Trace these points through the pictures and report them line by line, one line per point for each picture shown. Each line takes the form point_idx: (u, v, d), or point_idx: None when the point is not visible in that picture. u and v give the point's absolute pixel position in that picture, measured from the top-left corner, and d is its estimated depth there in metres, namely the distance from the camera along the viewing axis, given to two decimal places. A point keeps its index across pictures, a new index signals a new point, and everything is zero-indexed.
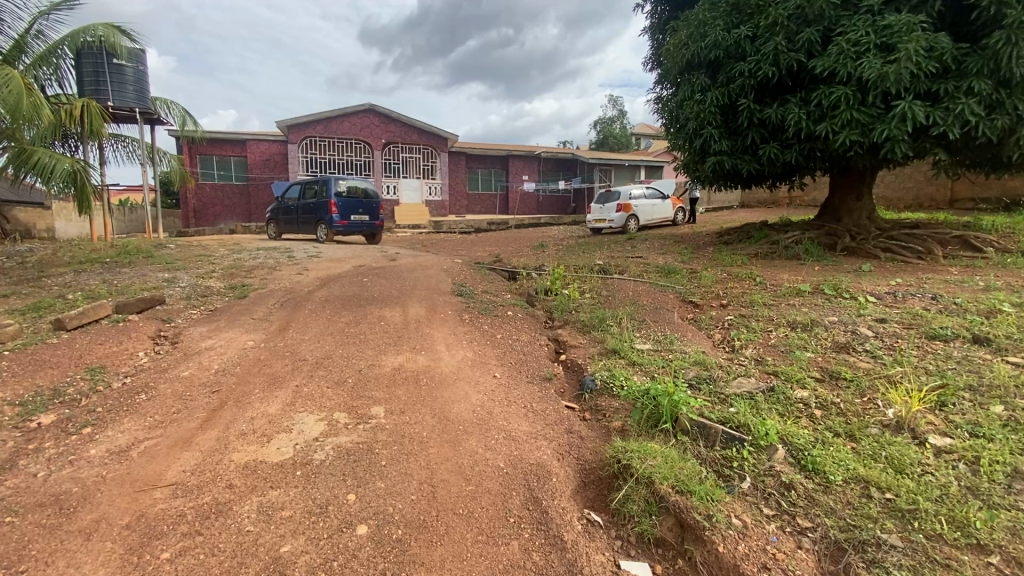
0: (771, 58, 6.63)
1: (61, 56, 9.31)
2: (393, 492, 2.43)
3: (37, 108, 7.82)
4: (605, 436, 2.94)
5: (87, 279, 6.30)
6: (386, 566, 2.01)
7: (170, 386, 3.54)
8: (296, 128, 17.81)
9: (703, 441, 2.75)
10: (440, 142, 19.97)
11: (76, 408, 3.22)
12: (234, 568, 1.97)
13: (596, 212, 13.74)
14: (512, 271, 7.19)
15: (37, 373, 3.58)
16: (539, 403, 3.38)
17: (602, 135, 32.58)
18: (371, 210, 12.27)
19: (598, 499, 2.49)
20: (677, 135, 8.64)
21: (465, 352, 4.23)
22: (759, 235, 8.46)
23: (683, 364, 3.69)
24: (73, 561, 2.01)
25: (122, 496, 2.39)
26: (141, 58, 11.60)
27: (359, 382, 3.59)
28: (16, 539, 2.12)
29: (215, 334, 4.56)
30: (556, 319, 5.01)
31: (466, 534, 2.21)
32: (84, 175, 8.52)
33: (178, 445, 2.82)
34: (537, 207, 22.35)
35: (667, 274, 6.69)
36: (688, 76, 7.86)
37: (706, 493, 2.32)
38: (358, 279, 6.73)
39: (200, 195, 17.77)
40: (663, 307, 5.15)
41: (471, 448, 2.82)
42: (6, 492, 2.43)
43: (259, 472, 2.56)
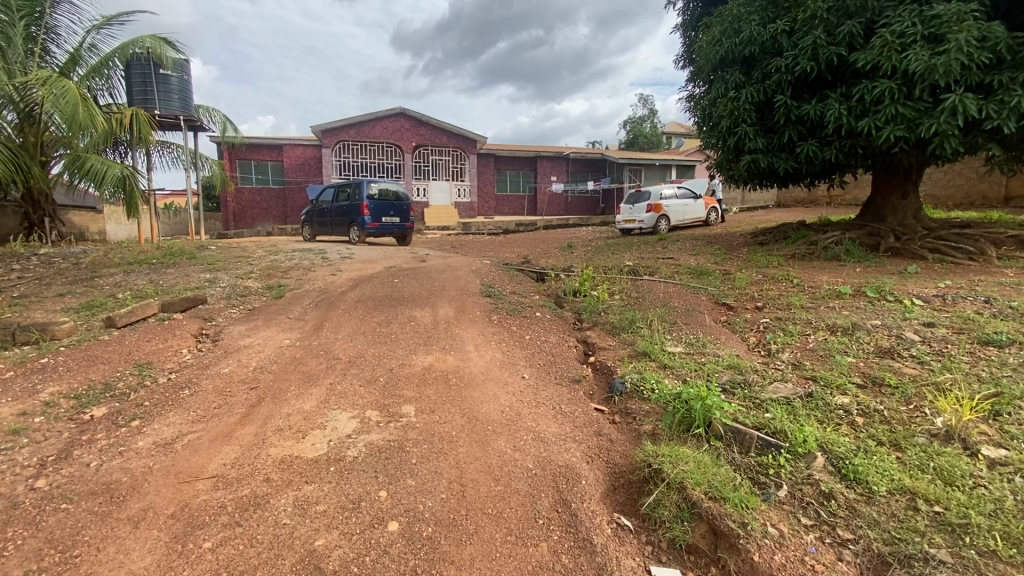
0: (809, 52, 6.42)
1: (112, 67, 9.75)
2: (424, 490, 2.45)
3: (93, 118, 8.30)
4: (635, 439, 2.90)
5: (136, 279, 6.64)
6: (417, 563, 2.03)
7: (212, 382, 3.68)
8: (330, 132, 18.32)
9: (737, 447, 2.68)
10: (470, 144, 20.12)
11: (124, 402, 3.39)
12: (271, 559, 2.03)
13: (626, 213, 13.58)
14: (541, 271, 7.22)
15: (91, 367, 3.78)
16: (569, 404, 3.38)
17: (632, 134, 32.21)
18: (402, 212, 12.51)
19: (628, 503, 2.45)
20: (710, 134, 8.45)
21: (493, 352, 4.24)
22: (797, 236, 8.20)
23: (716, 367, 3.61)
24: (123, 547, 2.11)
25: (168, 487, 2.50)
26: (186, 68, 12.11)
27: (391, 380, 3.66)
28: (71, 525, 2.25)
29: (253, 333, 4.71)
30: (585, 320, 4.98)
31: (496, 533, 2.21)
32: (132, 180, 8.91)
33: (219, 439, 2.93)
34: (565, 207, 22.25)
35: (700, 275, 6.57)
36: (721, 73, 7.72)
37: (741, 499, 2.27)
38: (390, 279, 6.89)
39: (239, 199, 18.43)
40: (696, 309, 5.06)
41: (500, 449, 2.83)
42: (63, 479, 2.58)
43: (295, 467, 2.64)
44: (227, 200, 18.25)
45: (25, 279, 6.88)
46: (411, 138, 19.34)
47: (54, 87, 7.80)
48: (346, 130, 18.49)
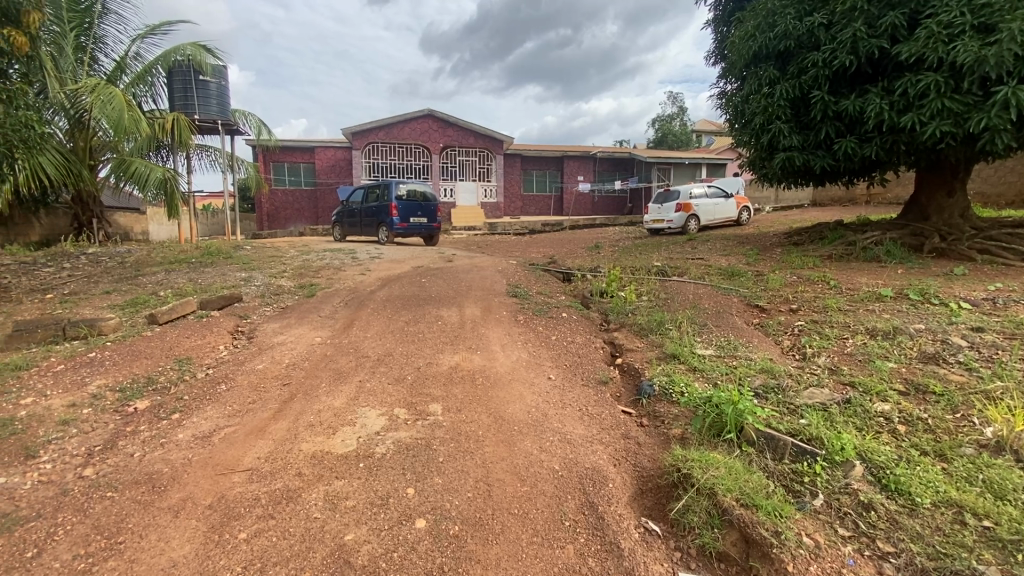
0: (848, 46, 6.20)
1: (155, 75, 10.17)
2: (450, 489, 2.47)
3: (137, 122, 8.72)
4: (664, 443, 2.85)
5: (176, 278, 6.89)
6: (444, 562, 2.04)
7: (247, 378, 3.80)
8: (360, 134, 18.66)
9: (771, 454, 2.60)
10: (497, 144, 20.17)
11: (165, 396, 3.53)
12: (303, 552, 2.07)
13: (655, 212, 13.36)
14: (567, 271, 7.18)
15: (135, 362, 3.96)
16: (596, 405, 3.34)
17: (661, 133, 31.67)
18: (429, 213, 12.64)
19: (657, 508, 2.41)
20: (742, 132, 8.25)
21: (520, 352, 4.25)
22: (834, 236, 7.92)
23: (748, 371, 3.52)
24: (163, 536, 2.20)
25: (206, 478, 2.59)
26: (224, 74, 12.54)
27: (418, 379, 3.70)
28: (117, 512, 2.36)
29: (286, 330, 4.84)
30: (612, 321, 4.93)
31: (522, 534, 2.21)
32: (173, 183, 9.27)
33: (254, 433, 3.02)
34: (592, 207, 22.07)
35: (732, 276, 6.42)
36: (755, 69, 7.53)
37: (775, 508, 2.20)
38: (418, 279, 6.96)
39: (273, 200, 18.96)
40: (727, 311, 4.94)
41: (527, 449, 2.83)
42: (109, 468, 2.71)
43: (326, 463, 2.69)
44: (262, 202, 18.79)
45: (76, 277, 7.25)
46: (438, 139, 19.52)
47: (102, 93, 8.23)
48: (375, 132, 18.83)
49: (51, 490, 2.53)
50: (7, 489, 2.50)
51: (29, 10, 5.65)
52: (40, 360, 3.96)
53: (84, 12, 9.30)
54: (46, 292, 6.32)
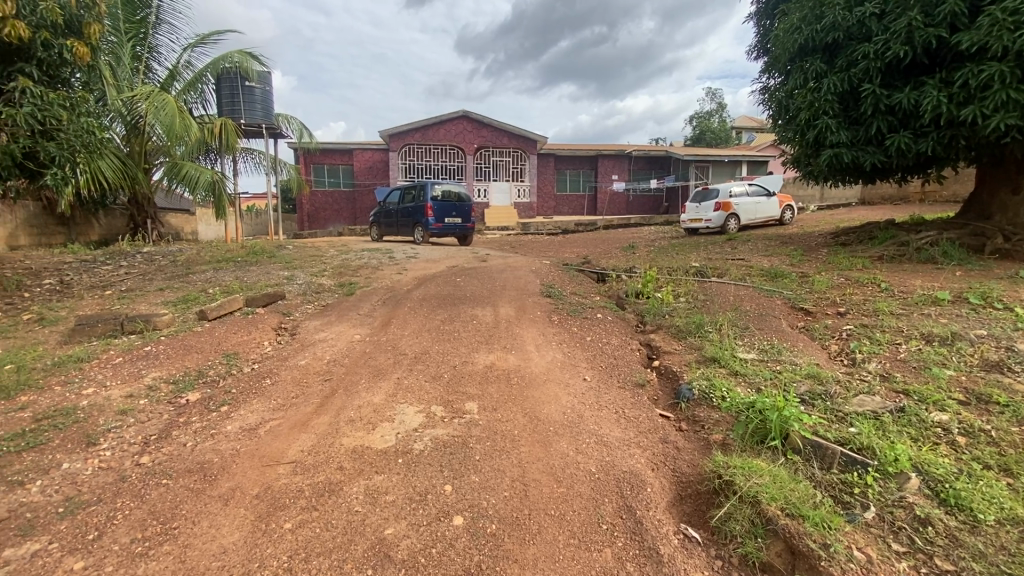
0: (902, 36, 5.90)
1: (205, 82, 10.64)
2: (487, 487, 2.49)
3: (187, 128, 9.20)
4: (704, 449, 2.78)
5: (223, 276, 7.19)
6: (482, 559, 2.06)
7: (291, 373, 3.94)
8: (396, 136, 19.01)
9: (818, 462, 2.50)
10: (530, 144, 20.15)
11: (215, 389, 3.69)
12: (345, 544, 2.13)
13: (693, 212, 13.05)
14: (602, 271, 7.11)
15: (187, 356, 4.16)
16: (633, 408, 3.29)
17: (699, 130, 30.87)
18: (464, 213, 12.76)
19: (696, 514, 2.36)
20: (786, 128, 7.96)
21: (554, 353, 4.23)
22: (885, 236, 7.55)
23: (794, 377, 3.39)
24: (214, 522, 2.30)
25: (253, 469, 2.69)
26: (268, 79, 13.00)
27: (455, 377, 3.74)
28: (171, 499, 2.48)
29: (327, 327, 4.98)
30: (648, 323, 4.84)
31: (558, 535, 2.20)
32: (220, 184, 9.88)
33: (297, 427, 3.12)
34: (626, 207, 21.76)
35: (774, 278, 6.21)
36: (800, 62, 7.25)
37: (823, 519, 2.12)
38: (452, 278, 7.01)
39: (314, 201, 19.54)
40: (770, 314, 4.77)
41: (563, 450, 2.81)
42: (164, 457, 2.85)
43: (366, 457, 2.76)
44: (303, 203, 19.40)
45: (132, 275, 7.68)
46: (473, 140, 19.67)
47: (155, 100, 8.76)
48: (411, 134, 19.14)
49: (110, 475, 2.69)
50: (71, 474, 2.67)
51: (89, 21, 6.10)
52: (100, 352, 4.21)
53: (140, 23, 9.82)
54: (105, 289, 6.72)
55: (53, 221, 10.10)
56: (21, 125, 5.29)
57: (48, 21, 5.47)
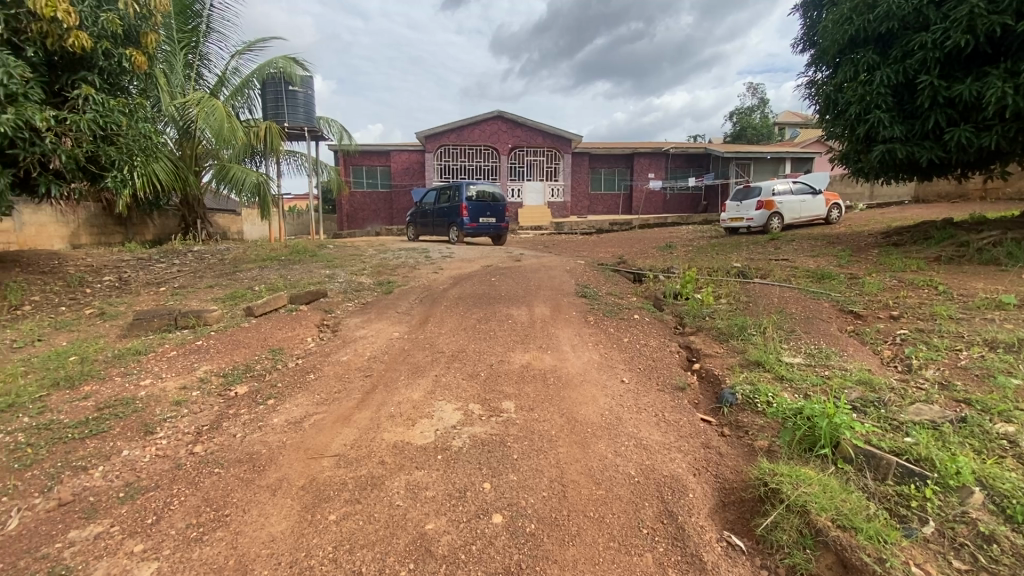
0: (963, 24, 5.57)
1: (251, 87, 11.06)
2: (526, 487, 2.49)
3: (234, 132, 9.58)
4: (748, 455, 2.70)
5: (268, 274, 7.46)
6: (522, 559, 2.06)
7: (333, 368, 4.05)
8: (432, 137, 19.27)
9: (871, 473, 2.39)
10: (565, 143, 20.04)
11: (261, 382, 3.84)
12: (387, 537, 2.17)
13: (733, 211, 12.69)
14: (638, 272, 7.00)
15: (236, 350, 4.34)
16: (673, 412, 3.23)
17: (739, 127, 29.93)
18: (498, 213, 12.81)
19: (739, 522, 2.29)
20: (834, 123, 7.64)
21: (591, 353, 4.19)
22: (943, 236, 7.13)
23: (844, 383, 3.25)
24: (263, 511, 2.39)
25: (299, 461, 2.78)
26: (310, 83, 13.41)
27: (491, 375, 3.77)
28: (223, 487, 2.60)
29: (367, 325, 5.10)
30: (688, 325, 4.74)
31: (598, 537, 2.18)
32: (265, 186, 10.28)
33: (340, 421, 3.21)
34: (663, 206, 21.34)
35: (821, 279, 5.97)
36: (850, 54, 6.94)
37: (877, 533, 2.02)
38: (487, 278, 7.04)
39: (352, 202, 20.04)
40: (817, 317, 4.59)
41: (601, 452, 2.78)
42: (215, 447, 2.99)
43: (406, 453, 2.81)
44: (342, 203, 19.92)
45: (184, 272, 8.07)
46: (507, 140, 19.73)
47: (206, 106, 9.17)
48: (447, 135, 19.36)
49: (166, 463, 2.84)
50: (131, 461, 2.83)
51: (145, 31, 6.47)
52: (156, 346, 4.44)
53: (192, 33, 10.30)
54: (160, 286, 7.08)
55: (111, 222, 10.71)
56: (86, 129, 5.54)
57: (109, 32, 5.84)
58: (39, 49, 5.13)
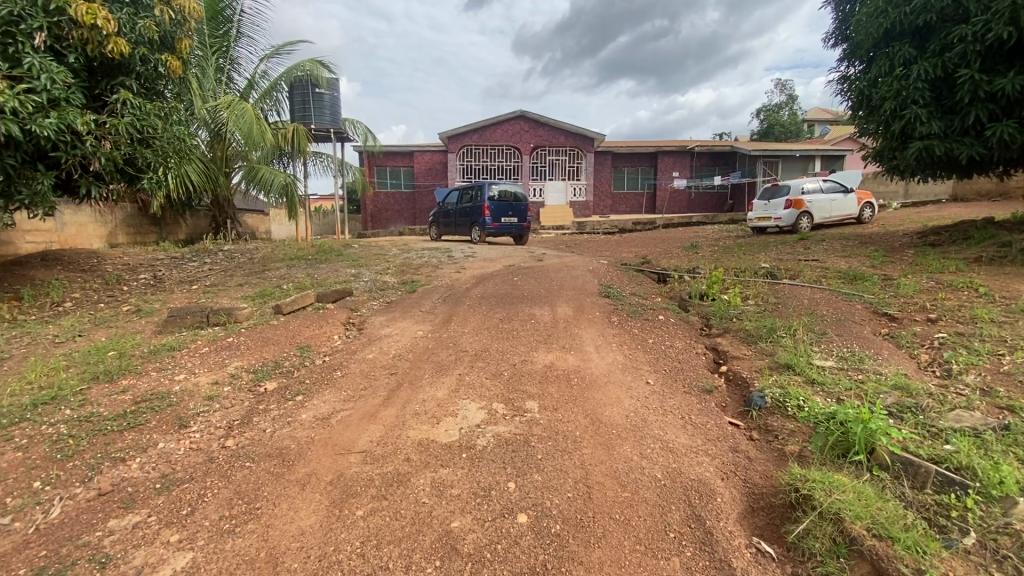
0: (1007, 15, 5.35)
1: (279, 90, 11.31)
2: (550, 487, 2.48)
3: (263, 134, 9.83)
4: (778, 460, 2.64)
5: (296, 273, 7.62)
6: (547, 559, 2.06)
7: (359, 366, 4.12)
8: (454, 137, 19.39)
9: (908, 481, 2.31)
10: (587, 142, 19.92)
11: (290, 378, 3.93)
12: (414, 533, 2.20)
13: (760, 210, 12.42)
14: (662, 272, 6.91)
15: (265, 347, 4.44)
16: (700, 415, 3.18)
17: (766, 124, 29.27)
18: (520, 213, 12.82)
19: (769, 528, 2.24)
20: (867, 119, 7.41)
21: (615, 354, 4.16)
22: (983, 236, 6.85)
23: (879, 387, 3.15)
24: (293, 505, 2.44)
25: (326, 456, 2.84)
26: (336, 85, 13.64)
27: (515, 375, 3.77)
28: (254, 480, 2.67)
29: (392, 323, 5.17)
30: (714, 326, 4.65)
31: (624, 540, 2.16)
32: (292, 187, 10.52)
33: (366, 418, 3.26)
34: (688, 205, 21.01)
35: (853, 280, 5.80)
36: (885, 49, 6.72)
37: (915, 543, 1.96)
38: (510, 278, 7.04)
39: (376, 202, 20.31)
40: (849, 319, 4.46)
41: (626, 454, 2.76)
42: (247, 441, 3.07)
43: (431, 450, 2.83)
44: (366, 204, 20.21)
45: (215, 271, 8.30)
46: (529, 140, 19.72)
47: (236, 109, 9.45)
48: (469, 135, 19.47)
49: (200, 456, 2.92)
50: (166, 453, 2.93)
51: (180, 37, 6.71)
52: (189, 342, 4.58)
53: (224, 38, 10.59)
54: (192, 284, 7.30)
55: (147, 222, 11.08)
56: (124, 133, 5.74)
57: (146, 38, 6.03)
58: (80, 55, 5.33)
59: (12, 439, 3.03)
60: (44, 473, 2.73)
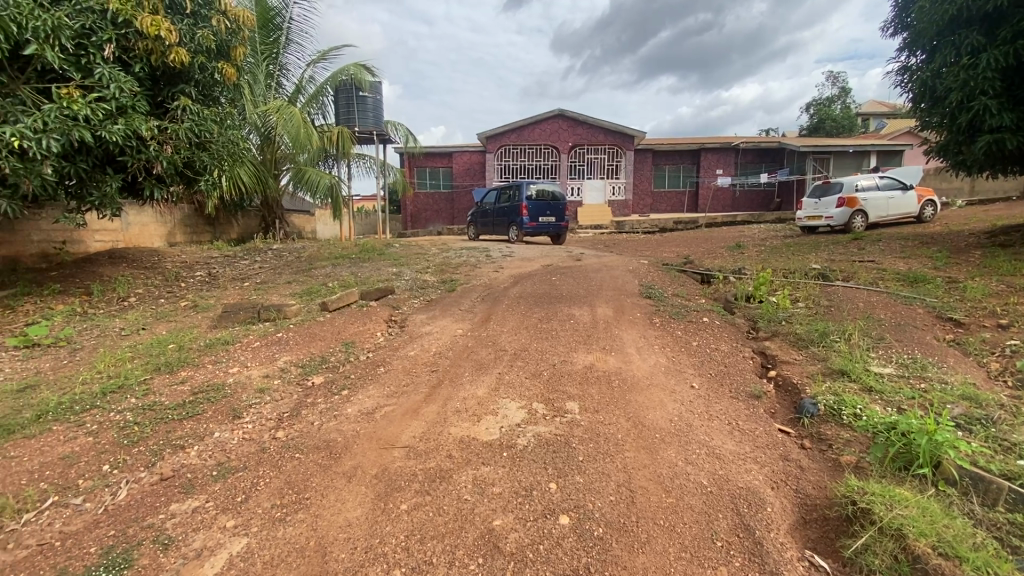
0: None
1: (325, 94, 11.67)
2: (592, 489, 2.46)
3: (309, 137, 10.17)
4: (833, 470, 2.53)
5: (340, 271, 7.85)
6: (590, 562, 2.04)
7: (401, 362, 4.20)
8: (493, 137, 19.51)
9: (978, 497, 2.16)
10: (627, 140, 19.62)
11: (336, 373, 4.06)
12: (456, 530, 2.23)
13: (810, 209, 11.88)
14: (706, 273, 6.72)
15: (312, 343, 4.60)
16: (747, 421, 3.07)
17: (817, 119, 27.97)
18: (558, 212, 12.77)
19: (823, 542, 2.14)
20: (930, 111, 6.98)
21: (657, 356, 4.08)
22: None
23: (944, 397, 2.96)
24: (340, 497, 2.52)
25: (371, 450, 2.91)
26: (379, 88, 13.96)
27: (555, 375, 3.75)
28: (304, 471, 2.77)
29: (433, 321, 5.25)
30: (762, 329, 4.49)
31: (669, 547, 2.12)
32: (337, 188, 10.83)
33: (409, 414, 3.32)
34: (732, 204, 20.36)
35: (914, 282, 5.47)
36: (950, 37, 6.31)
37: (987, 564, 1.83)
38: (548, 277, 7.01)
39: (416, 202, 20.71)
40: (910, 324, 4.22)
41: (670, 459, 2.70)
42: (296, 433, 3.19)
43: (473, 448, 2.86)
44: (407, 204, 20.63)
45: (265, 269, 8.64)
46: (567, 139, 19.60)
47: (285, 114, 9.82)
48: (507, 135, 19.55)
49: (252, 446, 3.06)
50: (221, 442, 3.08)
51: (235, 46, 7.02)
52: (242, 337, 4.79)
53: (274, 45, 11.03)
54: (244, 281, 7.64)
55: (203, 222, 11.68)
56: (183, 137, 6.06)
57: (204, 47, 6.34)
58: (145, 65, 5.66)
59: (84, 425, 3.25)
60: (112, 458, 2.92)
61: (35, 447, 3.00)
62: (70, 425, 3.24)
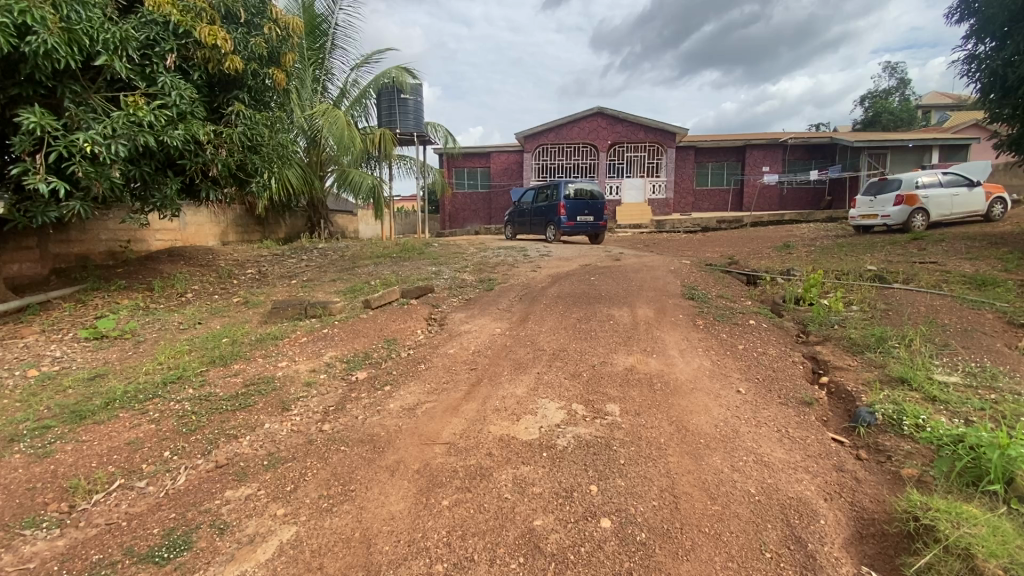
0: None
1: (368, 97, 11.98)
2: (634, 493, 2.43)
3: (353, 139, 10.46)
4: (892, 484, 2.40)
5: (382, 269, 8.03)
6: (632, 567, 2.01)
7: (441, 360, 4.27)
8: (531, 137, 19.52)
9: None
10: (668, 138, 19.20)
11: (378, 369, 4.16)
12: (497, 528, 2.24)
13: (864, 207, 11.29)
14: (751, 274, 6.51)
15: (355, 339, 4.73)
16: (798, 428, 2.95)
17: (873, 112, 26.53)
18: (597, 211, 12.65)
19: (881, 558, 2.03)
20: (1001, 103, 6.51)
21: (701, 360, 3.98)
22: None
23: (1018, 409, 2.76)
24: (384, 490, 2.58)
25: (413, 445, 2.97)
26: (419, 90, 14.21)
27: (594, 377, 3.72)
28: (349, 463, 2.85)
29: (472, 320, 5.30)
30: (813, 333, 4.31)
31: (714, 555, 2.06)
32: (378, 189, 11.13)
33: (450, 410, 3.36)
34: (779, 202, 19.62)
35: (982, 285, 5.11)
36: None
37: None
38: (586, 277, 6.96)
39: (454, 202, 21.00)
40: (977, 329, 3.95)
41: (716, 466, 2.63)
42: (341, 426, 3.29)
43: (513, 447, 2.87)
44: (445, 204, 20.94)
45: (311, 267, 8.94)
46: (606, 137, 19.38)
47: (330, 116, 10.13)
48: (545, 134, 19.52)
49: (300, 437, 3.17)
50: (271, 433, 3.21)
51: (286, 52, 7.31)
52: (290, 332, 4.98)
53: (320, 51, 11.41)
54: (291, 278, 7.94)
55: (253, 222, 12.20)
56: (237, 141, 6.35)
57: (256, 54, 6.64)
58: (202, 72, 5.96)
59: (147, 412, 3.47)
60: (172, 445, 3.09)
61: (104, 432, 3.22)
62: (135, 412, 3.46)
